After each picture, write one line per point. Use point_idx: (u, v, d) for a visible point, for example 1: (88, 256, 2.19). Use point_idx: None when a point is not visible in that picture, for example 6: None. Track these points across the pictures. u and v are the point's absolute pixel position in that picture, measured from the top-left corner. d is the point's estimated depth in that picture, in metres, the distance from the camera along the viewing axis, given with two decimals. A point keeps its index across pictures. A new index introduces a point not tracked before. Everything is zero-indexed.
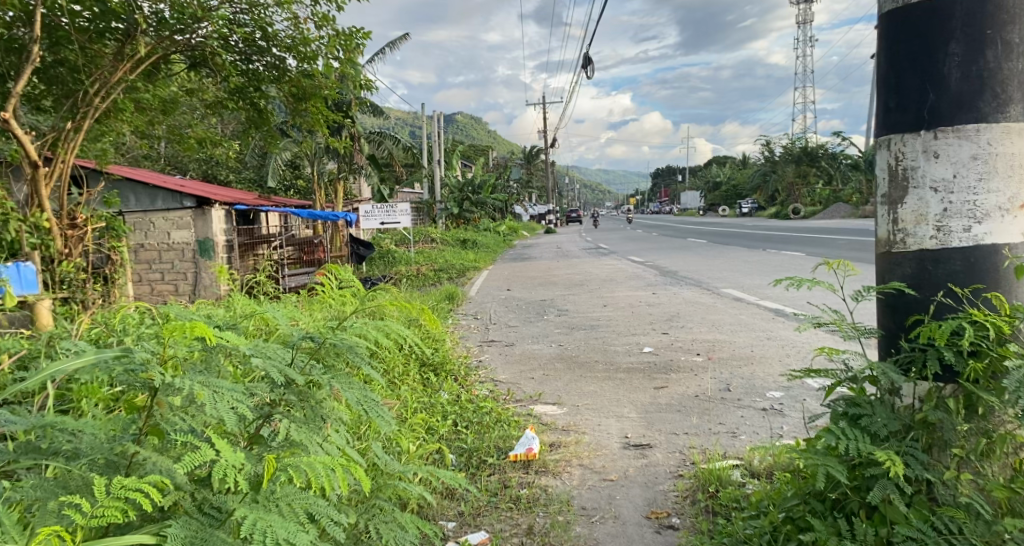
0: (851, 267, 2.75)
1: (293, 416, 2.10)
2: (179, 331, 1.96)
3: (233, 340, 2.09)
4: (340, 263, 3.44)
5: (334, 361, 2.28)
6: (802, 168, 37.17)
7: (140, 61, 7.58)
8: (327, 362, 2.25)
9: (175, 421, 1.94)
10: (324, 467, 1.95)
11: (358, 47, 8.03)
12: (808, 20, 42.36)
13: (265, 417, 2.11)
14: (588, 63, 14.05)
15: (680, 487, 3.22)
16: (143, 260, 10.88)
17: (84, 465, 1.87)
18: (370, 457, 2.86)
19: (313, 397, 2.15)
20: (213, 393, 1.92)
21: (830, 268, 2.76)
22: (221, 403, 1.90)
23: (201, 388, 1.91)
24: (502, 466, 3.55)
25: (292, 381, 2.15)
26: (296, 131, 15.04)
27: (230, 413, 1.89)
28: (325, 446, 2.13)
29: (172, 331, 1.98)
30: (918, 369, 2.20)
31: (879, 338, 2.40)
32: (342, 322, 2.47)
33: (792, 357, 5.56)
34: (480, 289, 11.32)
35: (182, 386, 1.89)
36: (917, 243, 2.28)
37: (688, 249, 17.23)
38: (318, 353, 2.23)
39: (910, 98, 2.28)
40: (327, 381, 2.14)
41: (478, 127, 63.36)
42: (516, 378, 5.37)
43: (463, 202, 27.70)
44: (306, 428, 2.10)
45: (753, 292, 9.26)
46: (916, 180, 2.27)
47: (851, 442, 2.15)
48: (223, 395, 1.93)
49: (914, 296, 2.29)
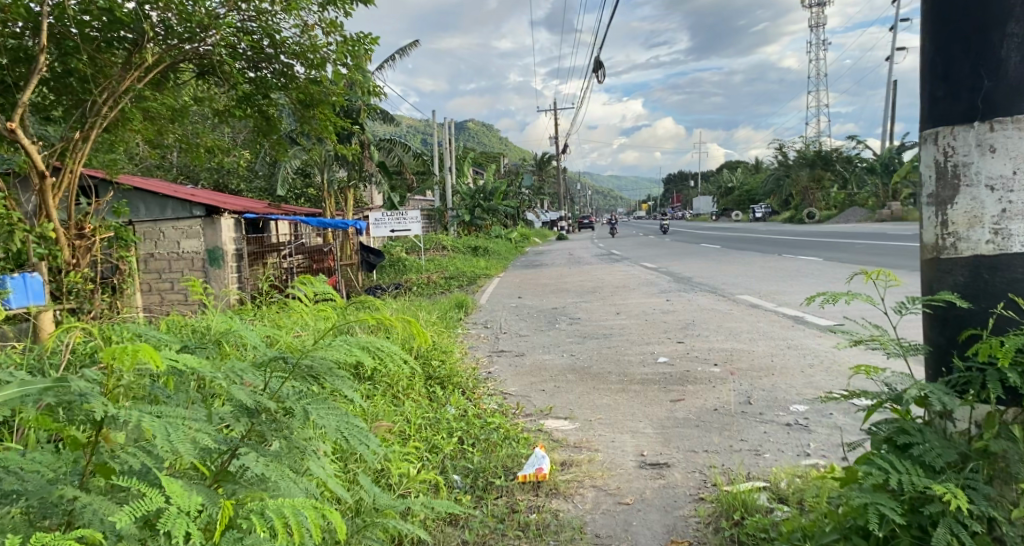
0: (892, 276, 2.50)
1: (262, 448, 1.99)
2: (122, 355, 1.83)
3: (188, 363, 1.98)
4: (312, 277, 3.35)
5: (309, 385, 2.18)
6: (817, 173, 36.50)
7: (149, 70, 7.42)
8: (301, 386, 2.15)
9: (125, 458, 1.81)
10: (295, 510, 1.81)
11: (367, 53, 7.88)
12: (820, 24, 42.06)
13: (232, 451, 1.98)
14: (600, 67, 13.89)
15: (701, 513, 2.99)
16: (153, 269, 10.74)
17: (20, 510, 1.71)
18: (355, 493, 2.67)
19: (285, 425, 2.05)
20: (165, 424, 1.80)
21: (871, 279, 2.50)
22: (174, 437, 1.78)
23: (148, 421, 1.78)
24: (510, 488, 3.32)
25: (262, 409, 2.04)
26: (305, 138, 14.94)
27: (184, 450, 1.76)
28: (300, 483, 2.00)
29: (116, 354, 1.84)
30: (975, 392, 1.95)
31: (927, 355, 2.16)
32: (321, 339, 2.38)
33: (814, 368, 5.30)
34: (491, 297, 11.08)
35: (126, 419, 1.77)
36: (971, 249, 2.05)
37: (700, 256, 16.93)
38: (291, 376, 2.13)
39: (962, 84, 2.05)
40: (301, 408, 2.04)
41: (490, 133, 63.15)
42: (525, 390, 5.15)
43: (474, 208, 27.37)
44: (278, 462, 1.98)
45: (769, 298, 9.00)
46: (969, 177, 2.04)
47: (900, 476, 1.89)
48: (177, 429, 1.81)
49: (967, 308, 2.06)
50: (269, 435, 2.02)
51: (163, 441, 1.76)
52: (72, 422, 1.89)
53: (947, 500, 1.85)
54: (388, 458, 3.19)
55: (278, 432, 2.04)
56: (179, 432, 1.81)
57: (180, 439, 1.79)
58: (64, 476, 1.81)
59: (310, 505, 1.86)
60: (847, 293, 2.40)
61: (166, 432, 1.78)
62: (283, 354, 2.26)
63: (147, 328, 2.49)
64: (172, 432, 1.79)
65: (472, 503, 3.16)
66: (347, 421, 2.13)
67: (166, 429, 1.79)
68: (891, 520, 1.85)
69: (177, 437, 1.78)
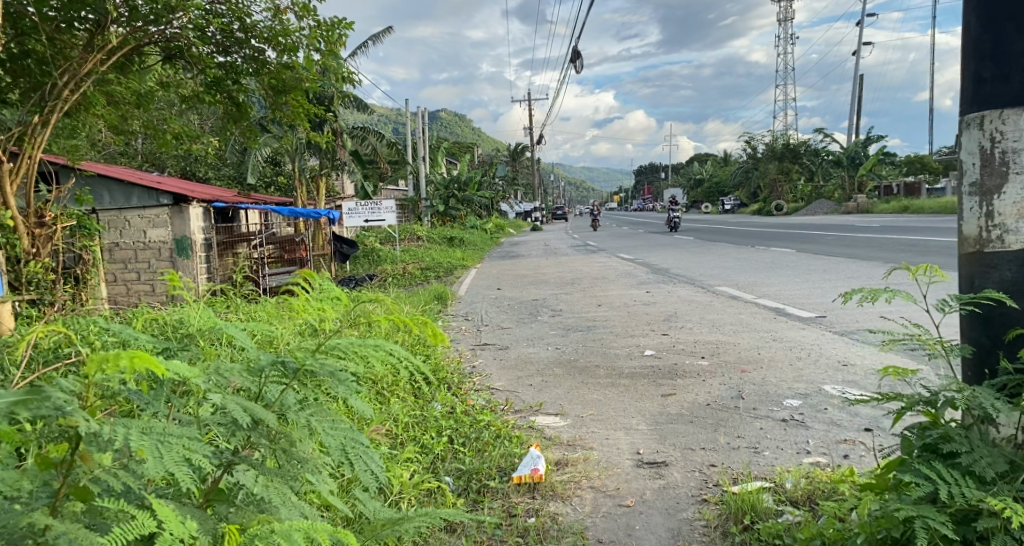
0: (940, 273, 2.59)
1: (260, 466, 1.83)
2: (109, 363, 1.63)
3: (179, 370, 1.79)
4: (311, 272, 3.41)
5: (308, 395, 2.04)
6: (785, 166, 36.79)
7: (113, 52, 7.10)
8: (302, 395, 2.02)
9: (105, 478, 1.62)
10: (305, 537, 1.70)
11: (340, 38, 7.62)
12: (789, 18, 42.34)
13: (225, 465, 1.82)
14: (578, 57, 13.74)
15: (707, 516, 2.86)
16: (118, 259, 10.37)
17: None
18: (351, 507, 2.52)
19: (285, 440, 1.90)
20: (155, 442, 1.64)
21: (914, 274, 2.61)
22: (167, 458, 1.61)
23: (139, 441, 1.61)
24: (506, 491, 3.17)
25: (261, 421, 1.89)
26: (276, 126, 14.59)
27: (180, 471, 1.60)
28: (300, 504, 1.86)
29: (99, 363, 1.64)
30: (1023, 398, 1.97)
31: (972, 354, 2.26)
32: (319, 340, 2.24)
33: (803, 361, 5.24)
34: (468, 289, 10.91)
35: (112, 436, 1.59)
36: (1017, 242, 2.16)
37: (675, 247, 16.88)
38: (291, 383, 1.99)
39: (1011, 65, 2.13)
40: (304, 419, 1.91)
41: (462, 124, 62.79)
42: (512, 385, 5.00)
43: (448, 200, 27.07)
44: (277, 481, 1.82)
45: (749, 290, 8.94)
46: (1017, 165, 2.14)
47: (945, 485, 1.85)
48: (171, 446, 1.65)
49: (1013, 308, 2.15)
50: (266, 449, 1.87)
51: (154, 461, 1.59)
52: (42, 435, 1.67)
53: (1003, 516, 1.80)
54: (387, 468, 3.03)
55: (275, 445, 1.89)
56: (174, 451, 1.64)
57: (174, 457, 1.63)
58: (30, 499, 1.59)
59: (314, 533, 1.72)
60: (885, 291, 2.52)
61: (159, 451, 1.63)
62: (280, 356, 2.10)
63: (120, 323, 2.25)
64: (165, 450, 1.63)
65: (467, 506, 3.02)
66: (352, 433, 2.02)
67: (159, 448, 1.62)
68: (944, 532, 1.79)
69: (170, 457, 1.62)
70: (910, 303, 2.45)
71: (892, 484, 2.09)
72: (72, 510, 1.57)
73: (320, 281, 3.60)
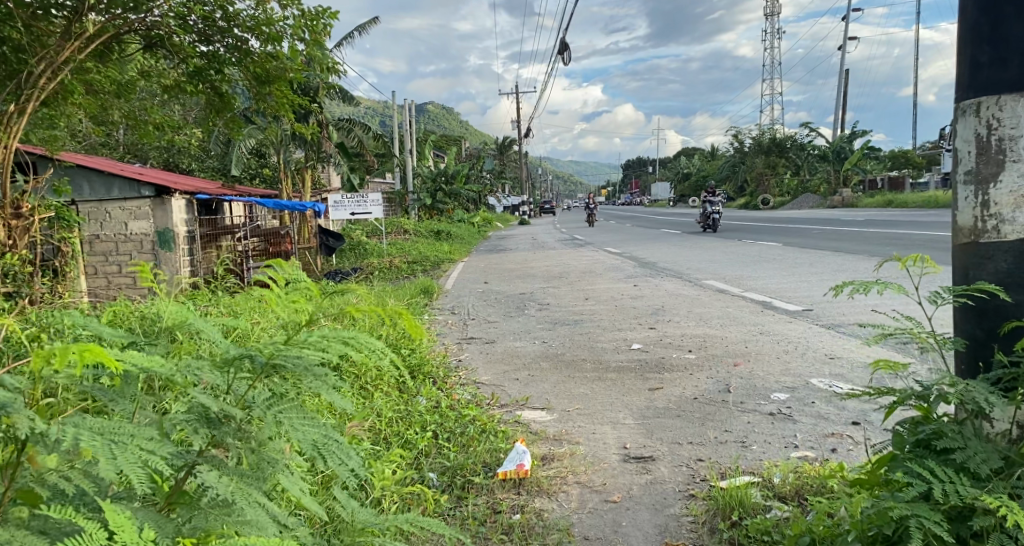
0: (929, 265, 2.55)
1: (225, 466, 1.75)
2: (56, 358, 1.56)
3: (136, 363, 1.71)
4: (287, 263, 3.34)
5: (280, 390, 1.95)
6: (771, 160, 37.01)
7: (91, 40, 6.97)
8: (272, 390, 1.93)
9: (56, 481, 1.55)
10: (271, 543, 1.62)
11: (325, 29, 7.51)
12: (776, 12, 42.49)
13: (189, 466, 1.74)
14: (565, 50, 13.68)
15: (695, 512, 2.82)
16: (99, 251, 10.23)
17: None
18: (333, 509, 2.45)
19: (253, 437, 1.82)
20: (108, 443, 1.55)
21: (903, 266, 2.57)
22: (121, 459, 1.53)
23: (90, 441, 1.54)
24: (491, 487, 3.11)
25: (226, 418, 1.80)
26: (260, 117, 14.43)
27: (136, 472, 1.52)
28: (269, 506, 1.77)
29: (46, 359, 1.56)
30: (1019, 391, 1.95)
31: (966, 347, 2.23)
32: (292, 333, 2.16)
33: (790, 354, 5.21)
34: (455, 282, 10.83)
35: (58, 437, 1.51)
36: (1015, 232, 2.11)
37: (662, 241, 16.84)
38: (260, 377, 1.91)
39: (1010, 49, 2.09)
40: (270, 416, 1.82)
41: (450, 116, 62.69)
42: (498, 379, 4.95)
43: (435, 193, 27.02)
44: (243, 481, 1.74)
45: (735, 284, 8.94)
46: (1014, 153, 2.10)
47: (940, 484, 1.82)
48: (125, 447, 1.57)
49: (1008, 300, 2.12)
50: (233, 447, 1.79)
51: (106, 462, 1.52)
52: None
53: (999, 513, 1.77)
54: (373, 470, 2.97)
55: (243, 443, 1.81)
56: (128, 451, 1.56)
57: (129, 457, 1.55)
58: None
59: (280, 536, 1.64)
60: (876, 283, 2.48)
61: (112, 452, 1.54)
62: (250, 349, 2.02)
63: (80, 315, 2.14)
64: (120, 450, 1.55)
65: (451, 503, 2.96)
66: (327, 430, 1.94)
67: (112, 450, 1.54)
68: (938, 531, 1.75)
69: (123, 457, 1.54)
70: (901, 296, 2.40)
71: (883, 481, 2.07)
72: (19, 516, 1.49)
73: (294, 271, 3.53)
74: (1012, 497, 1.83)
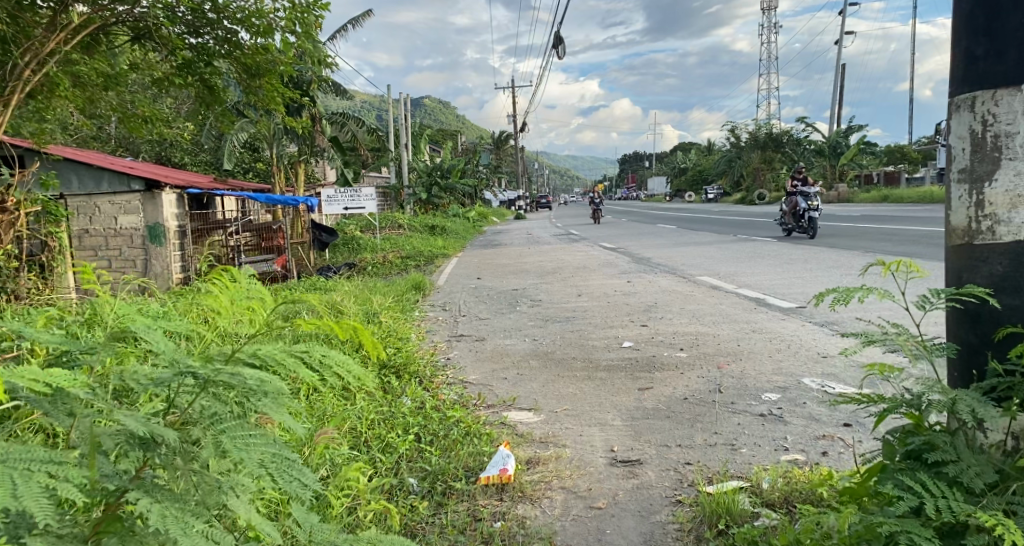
0: (912, 267, 2.47)
1: (160, 491, 1.64)
2: None
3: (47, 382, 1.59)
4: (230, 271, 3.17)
5: (223, 406, 1.83)
6: (767, 155, 37.01)
7: (77, 32, 6.85)
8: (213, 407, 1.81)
9: None
10: None
11: (316, 21, 7.38)
12: (773, 6, 42.39)
13: (121, 490, 1.63)
14: (559, 44, 13.57)
15: (681, 519, 2.74)
16: (88, 246, 10.12)
17: None
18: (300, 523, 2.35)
19: (193, 458, 1.70)
20: (11, 470, 1.44)
21: (890, 269, 2.49)
22: (24, 489, 1.42)
23: None
24: (472, 493, 3.02)
25: (159, 439, 1.69)
26: (252, 111, 14.31)
27: (41, 503, 1.41)
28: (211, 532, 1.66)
29: None
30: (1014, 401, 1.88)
31: (958, 354, 2.15)
32: (236, 348, 2.06)
33: (782, 353, 5.13)
34: (448, 278, 10.72)
35: None
36: (1011, 233, 2.03)
37: (657, 236, 16.75)
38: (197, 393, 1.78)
39: (1004, 41, 2.01)
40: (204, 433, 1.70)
41: (447, 111, 62.54)
42: (485, 378, 4.87)
43: (430, 187, 26.94)
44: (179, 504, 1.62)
45: (729, 280, 8.87)
46: (1011, 150, 2.01)
47: (932, 500, 1.75)
48: (32, 476, 1.45)
49: (1001, 305, 2.05)
50: (169, 468, 1.67)
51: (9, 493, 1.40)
52: None
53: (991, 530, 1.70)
54: (347, 479, 2.86)
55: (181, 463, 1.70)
56: (35, 482, 1.44)
57: (35, 487, 1.44)
58: None
59: None
60: (860, 289, 2.40)
61: (17, 483, 1.42)
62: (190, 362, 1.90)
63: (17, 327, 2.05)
64: (25, 480, 1.44)
65: (429, 510, 2.88)
66: (274, 448, 1.83)
67: (18, 480, 1.43)
68: None
69: (29, 488, 1.42)
70: (886, 300, 2.33)
71: (873, 493, 2.01)
72: None
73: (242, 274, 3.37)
74: (1008, 513, 1.76)
